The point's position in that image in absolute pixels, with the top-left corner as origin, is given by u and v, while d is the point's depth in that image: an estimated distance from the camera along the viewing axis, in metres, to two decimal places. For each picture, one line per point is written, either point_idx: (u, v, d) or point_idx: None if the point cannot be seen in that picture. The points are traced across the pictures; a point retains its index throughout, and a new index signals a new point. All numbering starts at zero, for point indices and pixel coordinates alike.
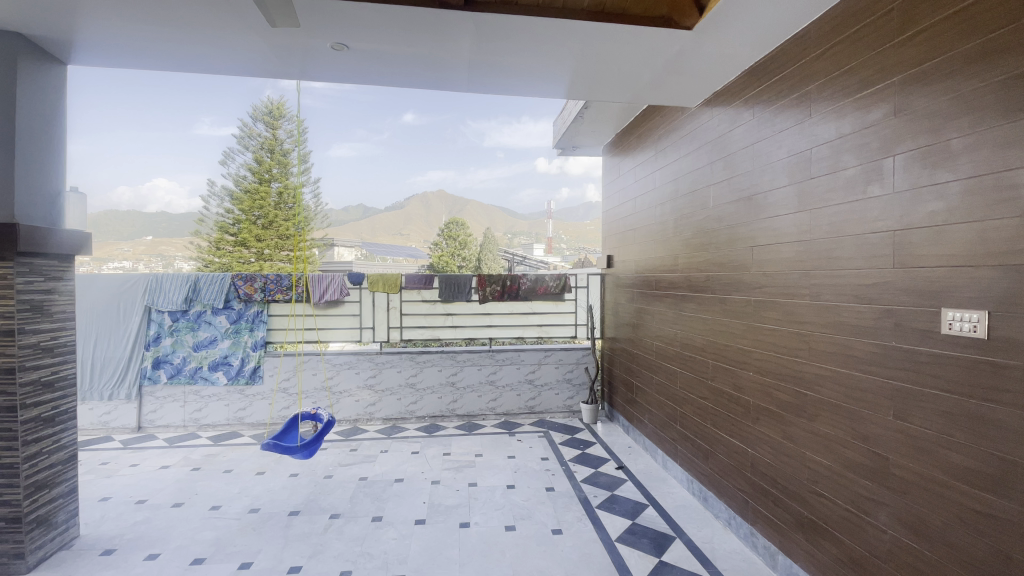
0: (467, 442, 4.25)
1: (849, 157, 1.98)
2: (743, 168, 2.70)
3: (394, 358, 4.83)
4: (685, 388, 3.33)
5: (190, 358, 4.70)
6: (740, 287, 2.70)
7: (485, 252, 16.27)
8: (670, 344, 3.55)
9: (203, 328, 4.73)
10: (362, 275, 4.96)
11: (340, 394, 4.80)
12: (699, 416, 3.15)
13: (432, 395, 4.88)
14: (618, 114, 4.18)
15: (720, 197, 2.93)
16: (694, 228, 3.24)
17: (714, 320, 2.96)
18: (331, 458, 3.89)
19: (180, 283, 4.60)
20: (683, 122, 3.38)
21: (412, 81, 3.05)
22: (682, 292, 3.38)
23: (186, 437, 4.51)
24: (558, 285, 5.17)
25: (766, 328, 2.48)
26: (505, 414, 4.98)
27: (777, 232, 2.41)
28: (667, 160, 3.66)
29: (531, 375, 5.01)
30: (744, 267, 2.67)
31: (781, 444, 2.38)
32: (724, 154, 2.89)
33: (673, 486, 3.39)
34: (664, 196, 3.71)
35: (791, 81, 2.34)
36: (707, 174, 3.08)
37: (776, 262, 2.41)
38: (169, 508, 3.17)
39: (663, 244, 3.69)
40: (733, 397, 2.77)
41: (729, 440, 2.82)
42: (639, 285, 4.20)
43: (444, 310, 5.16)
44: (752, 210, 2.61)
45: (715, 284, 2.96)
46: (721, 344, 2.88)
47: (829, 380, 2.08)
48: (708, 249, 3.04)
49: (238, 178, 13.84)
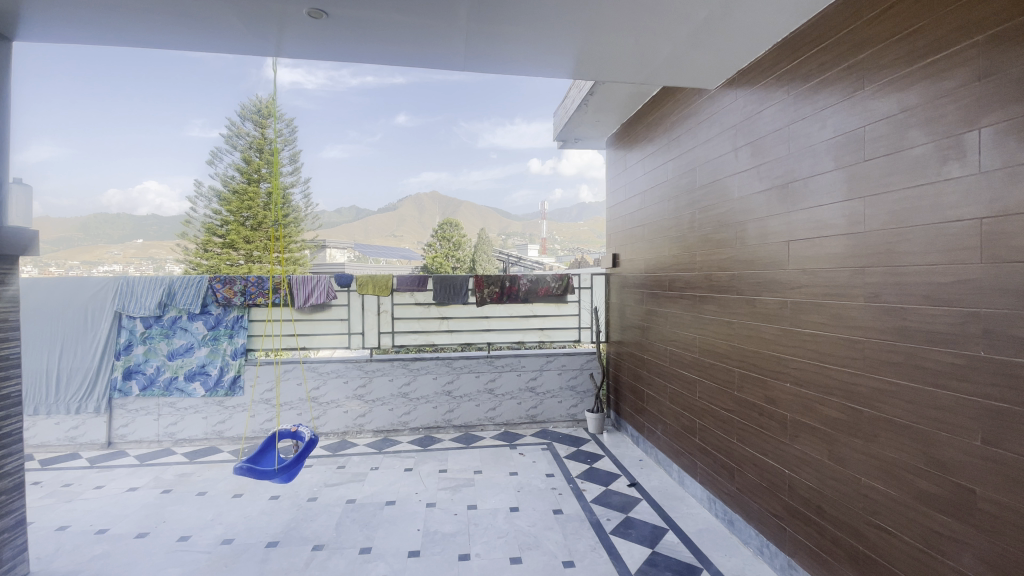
0: (465, 456, 3.93)
1: (918, 133, 1.68)
2: (774, 154, 2.41)
3: (385, 366, 4.50)
4: (704, 397, 3.04)
5: (164, 367, 4.35)
6: (773, 287, 2.41)
7: (479, 253, 15.88)
8: (686, 349, 3.26)
9: (178, 335, 4.38)
10: (351, 277, 4.59)
11: (327, 405, 4.46)
12: (722, 429, 2.85)
13: (426, 405, 4.56)
14: (625, 99, 3.87)
15: (746, 187, 2.63)
16: (714, 222, 2.94)
17: (739, 323, 2.66)
18: (316, 477, 3.56)
19: (153, 286, 4.26)
20: (701, 106, 3.09)
21: (404, 57, 2.73)
22: (700, 293, 3.08)
23: (160, 454, 4.16)
24: (560, 286, 4.83)
25: (807, 333, 2.18)
26: (505, 424, 4.66)
27: (821, 225, 2.11)
28: (680, 149, 3.37)
29: (533, 382, 4.69)
30: (778, 265, 2.37)
31: (826, 466, 2.09)
32: (751, 140, 2.59)
33: (692, 506, 3.09)
34: (677, 189, 3.41)
35: (837, 50, 2.05)
36: (729, 163, 2.78)
37: (820, 258, 2.11)
38: (133, 539, 2.82)
39: (676, 241, 3.39)
40: (764, 410, 2.48)
41: (759, 458, 2.52)
42: (649, 284, 3.89)
43: (439, 314, 4.75)
44: (786, 199, 2.32)
45: (740, 283, 2.67)
46: (749, 351, 2.59)
47: (892, 396, 1.78)
48: (732, 246, 2.75)
49: (226, 178, 13.49)
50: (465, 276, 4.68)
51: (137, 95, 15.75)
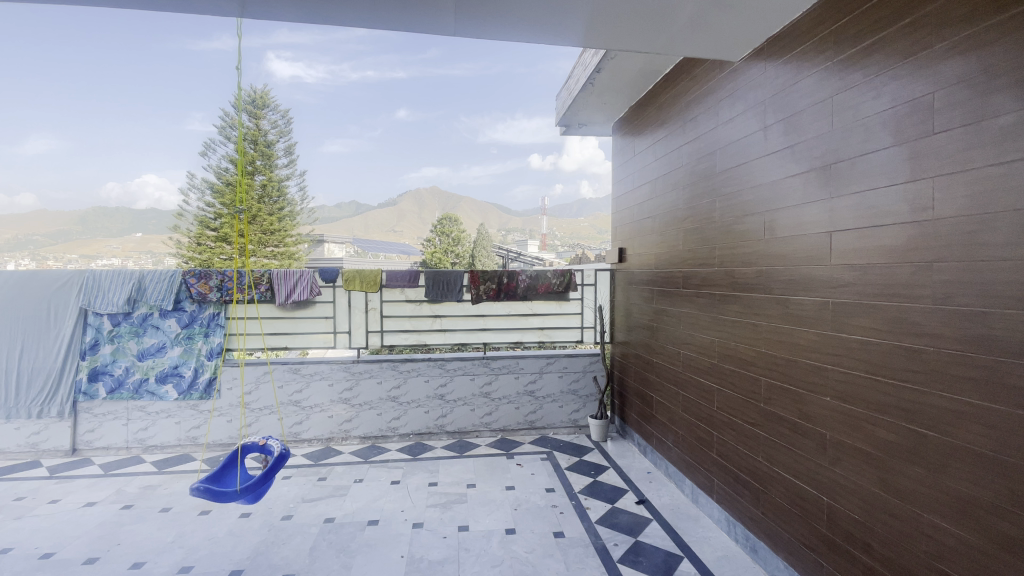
0: (458, 467, 3.61)
1: (1004, 98, 1.35)
2: (814, 131, 2.07)
3: (373, 367, 4.17)
4: (724, 408, 2.72)
5: (134, 368, 4.03)
6: (811, 285, 2.08)
7: (479, 249, 15.55)
8: (703, 354, 2.94)
9: (149, 334, 4.05)
10: (336, 271, 4.24)
11: (310, 409, 4.12)
12: (745, 445, 2.54)
13: (417, 410, 4.24)
14: (635, 76, 3.52)
15: (777, 172, 2.30)
16: (737, 212, 2.61)
17: (768, 326, 2.34)
18: (294, 491, 3.24)
19: (122, 281, 3.93)
20: (723, 82, 2.76)
21: (387, 21, 2.39)
22: (720, 292, 2.76)
23: (127, 462, 3.85)
24: (562, 283, 4.49)
25: (854, 340, 1.86)
26: (502, 430, 4.34)
27: (874, 212, 1.78)
28: (697, 132, 3.04)
29: (532, 386, 4.37)
30: (817, 260, 2.04)
31: (878, 497, 1.77)
32: (784, 117, 2.26)
33: (709, 529, 2.77)
34: (692, 176, 3.09)
35: (895, 3, 1.70)
36: (757, 144, 2.44)
37: (874, 251, 1.77)
38: (81, 565, 2.50)
39: (692, 233, 3.07)
40: (797, 426, 2.16)
41: (790, 481, 2.21)
42: (659, 281, 3.57)
43: (432, 311, 4.41)
44: (828, 183, 1.99)
45: (770, 281, 2.34)
46: (780, 358, 2.26)
47: (968, 419, 1.46)
48: (759, 239, 2.42)
49: (219, 170, 13.18)
50: (459, 272, 4.34)
51: (130, 85, 15.38)
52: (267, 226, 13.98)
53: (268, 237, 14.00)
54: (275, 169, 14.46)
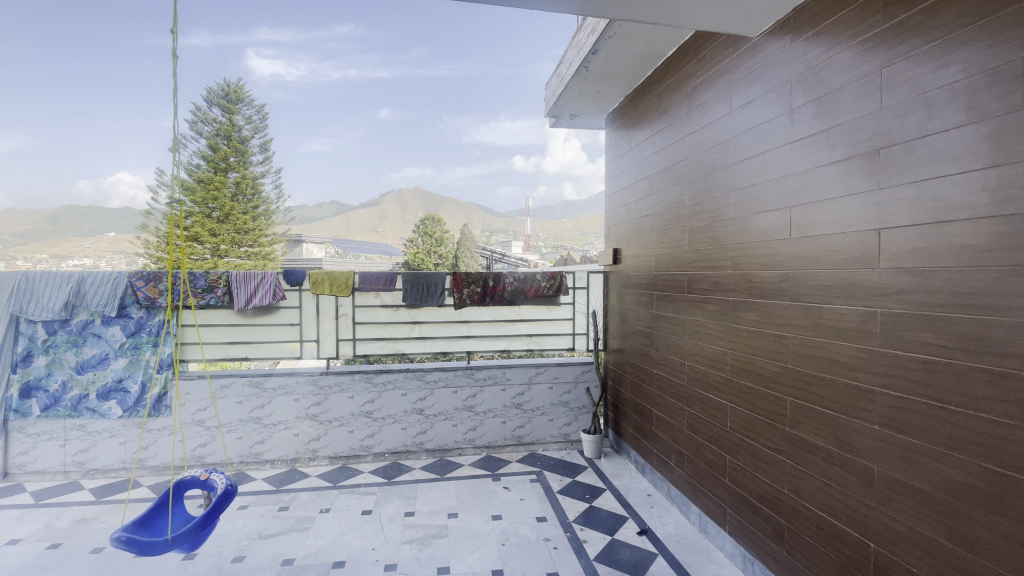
0: (438, 492, 3.24)
1: None
2: (855, 111, 1.77)
3: (345, 380, 3.78)
4: (738, 430, 2.41)
5: (72, 383, 3.58)
6: (853, 292, 1.76)
7: (462, 250, 15.20)
8: (712, 367, 2.63)
9: (90, 344, 3.59)
10: (303, 273, 3.81)
11: (273, 427, 3.71)
12: (766, 474, 2.23)
13: (393, 426, 3.86)
14: (634, 59, 3.20)
15: (806, 161, 1.99)
16: (754, 208, 2.31)
17: (795, 338, 2.04)
18: (250, 524, 2.84)
19: (59, 284, 3.48)
20: (737, 62, 2.45)
21: None
22: (733, 298, 2.45)
23: (64, 490, 3.40)
24: (552, 286, 4.16)
25: (911, 360, 1.56)
26: (487, 447, 3.99)
27: (937, 205, 1.48)
28: (704, 119, 2.73)
29: (519, 398, 4.03)
30: (860, 263, 1.73)
31: (944, 550, 1.46)
32: (816, 97, 1.96)
33: (722, 567, 2.45)
34: (698, 168, 2.78)
35: None
36: (780, 130, 2.14)
37: (940, 252, 1.47)
38: None
39: (698, 232, 2.77)
40: (834, 456, 1.85)
41: (825, 518, 1.90)
42: (659, 285, 3.26)
43: (411, 317, 4.03)
44: (875, 172, 1.68)
45: (798, 286, 2.03)
46: (811, 376, 1.96)
47: None
48: (782, 238, 2.12)
49: (190, 167, 13.09)
50: (441, 274, 3.95)
51: (97, 78, 14.71)
52: (240, 225, 13.45)
53: (241, 237, 13.46)
54: (250, 167, 13.89)
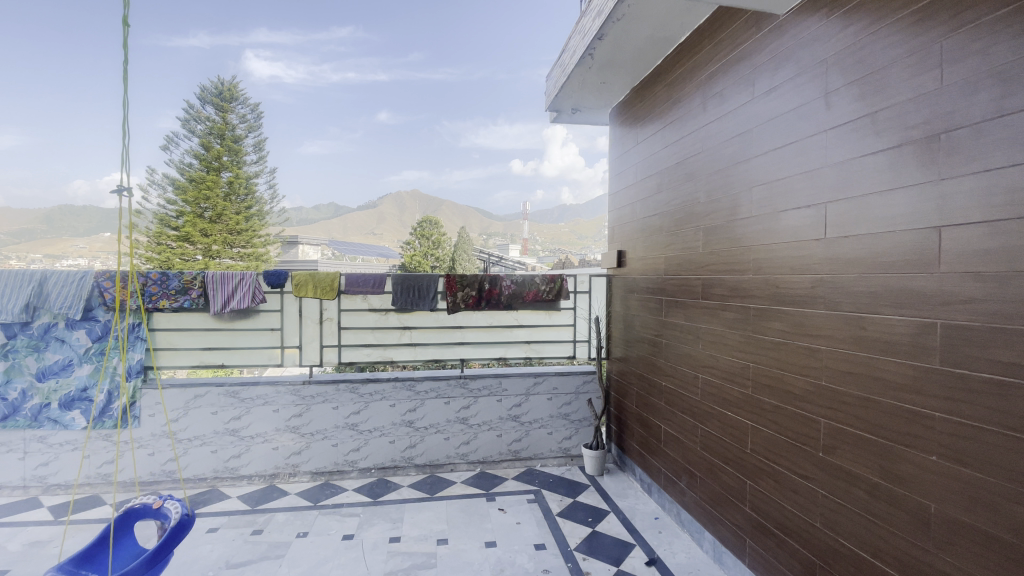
0: (427, 514, 2.98)
1: None
2: (907, 91, 1.54)
3: (329, 390, 3.52)
4: (761, 452, 2.16)
5: (33, 391, 3.30)
6: (906, 300, 1.52)
7: (459, 253, 14.98)
8: (730, 381, 2.38)
9: (52, 349, 3.32)
10: (285, 274, 3.52)
11: (251, 440, 3.44)
12: (793, 503, 1.98)
13: (381, 440, 3.59)
14: (643, 44, 2.96)
15: (845, 151, 1.76)
16: (781, 205, 2.07)
17: (832, 353, 1.79)
18: (217, 550, 2.56)
19: (19, 284, 3.21)
20: (762, 44, 2.22)
21: None
22: (756, 306, 2.21)
23: (20, 507, 3.11)
24: (552, 290, 3.89)
25: (979, 383, 1.31)
26: (482, 463, 3.73)
27: (1015, 196, 1.23)
28: (722, 108, 2.50)
29: (516, 410, 3.77)
30: (915, 266, 1.49)
31: None
32: (858, 77, 1.72)
33: None
34: (715, 163, 2.54)
35: None
36: (814, 117, 1.90)
37: (1019, 254, 1.22)
38: None
39: (714, 233, 2.53)
40: (880, 489, 1.61)
41: (866, 560, 1.65)
42: (668, 290, 3.01)
43: (401, 323, 3.77)
44: (933, 160, 1.44)
45: (834, 294, 1.79)
46: (850, 396, 1.72)
47: None
48: (815, 238, 1.87)
49: (181, 166, 12.80)
50: (433, 276, 3.71)
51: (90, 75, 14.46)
52: (232, 225, 13.17)
53: (234, 237, 13.18)
54: (243, 167, 13.62)
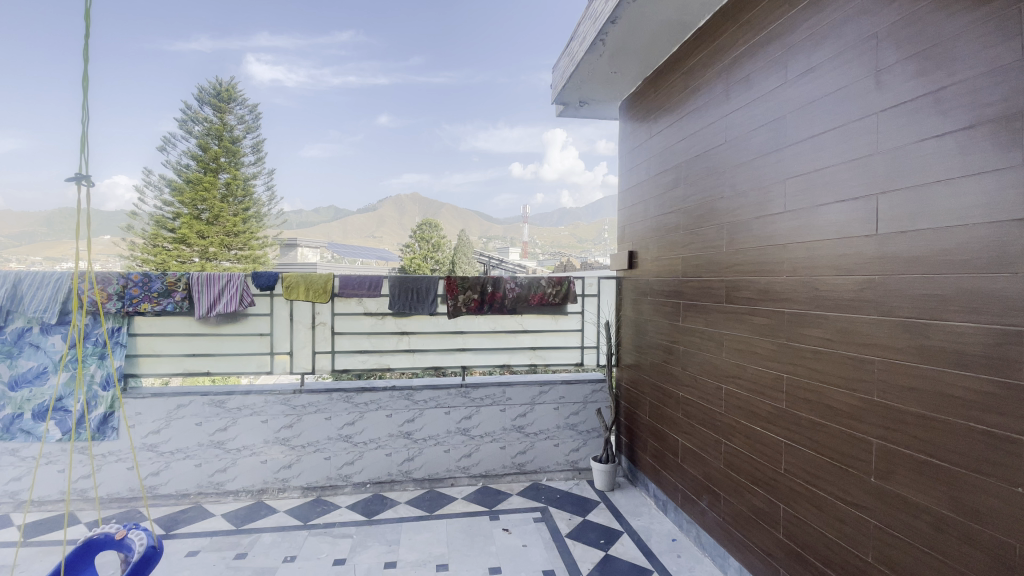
0: (425, 535, 2.76)
1: None
2: (978, 64, 1.33)
3: (321, 400, 3.30)
4: (798, 473, 1.95)
5: (5, 400, 3.09)
6: (981, 306, 1.31)
7: (459, 256, 14.78)
8: (760, 394, 2.17)
9: (26, 355, 3.11)
10: (276, 275, 3.32)
11: (238, 453, 3.22)
12: (837, 532, 1.76)
13: (377, 452, 3.37)
14: (658, 29, 2.76)
15: (899, 136, 1.55)
16: (821, 198, 1.86)
17: (886, 365, 1.58)
18: None
19: None
20: (794, 23, 2.02)
21: None
22: (790, 311, 2.00)
23: None
24: (558, 294, 3.68)
25: None
26: (484, 476, 3.51)
27: None
28: (748, 96, 2.29)
29: (520, 420, 3.55)
30: (993, 266, 1.28)
31: None
32: (914, 52, 1.51)
33: None
34: (740, 155, 2.34)
35: None
36: (860, 100, 1.70)
37: None
38: None
39: (740, 231, 2.32)
40: (948, 524, 1.39)
41: None
42: (686, 293, 2.80)
43: (398, 328, 3.55)
44: (1014, 141, 1.23)
45: (888, 298, 1.58)
46: (909, 415, 1.50)
47: None
48: (864, 235, 1.66)
49: (179, 168, 12.51)
50: (433, 278, 3.50)
51: None
52: (230, 227, 12.97)
53: (231, 239, 12.98)
54: (241, 168, 13.41)
